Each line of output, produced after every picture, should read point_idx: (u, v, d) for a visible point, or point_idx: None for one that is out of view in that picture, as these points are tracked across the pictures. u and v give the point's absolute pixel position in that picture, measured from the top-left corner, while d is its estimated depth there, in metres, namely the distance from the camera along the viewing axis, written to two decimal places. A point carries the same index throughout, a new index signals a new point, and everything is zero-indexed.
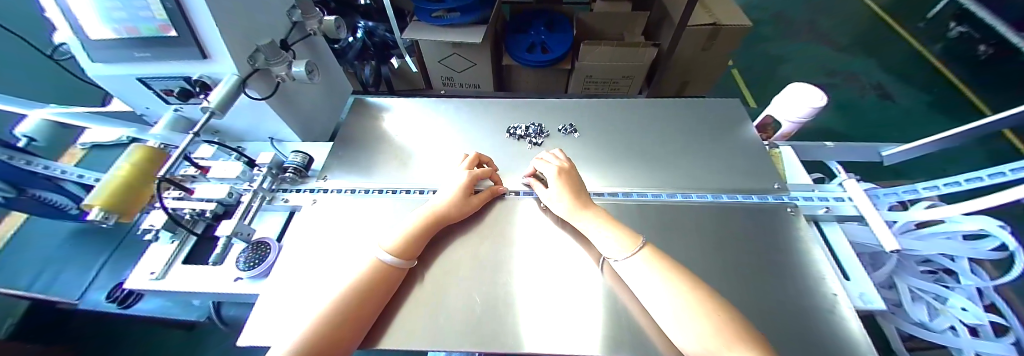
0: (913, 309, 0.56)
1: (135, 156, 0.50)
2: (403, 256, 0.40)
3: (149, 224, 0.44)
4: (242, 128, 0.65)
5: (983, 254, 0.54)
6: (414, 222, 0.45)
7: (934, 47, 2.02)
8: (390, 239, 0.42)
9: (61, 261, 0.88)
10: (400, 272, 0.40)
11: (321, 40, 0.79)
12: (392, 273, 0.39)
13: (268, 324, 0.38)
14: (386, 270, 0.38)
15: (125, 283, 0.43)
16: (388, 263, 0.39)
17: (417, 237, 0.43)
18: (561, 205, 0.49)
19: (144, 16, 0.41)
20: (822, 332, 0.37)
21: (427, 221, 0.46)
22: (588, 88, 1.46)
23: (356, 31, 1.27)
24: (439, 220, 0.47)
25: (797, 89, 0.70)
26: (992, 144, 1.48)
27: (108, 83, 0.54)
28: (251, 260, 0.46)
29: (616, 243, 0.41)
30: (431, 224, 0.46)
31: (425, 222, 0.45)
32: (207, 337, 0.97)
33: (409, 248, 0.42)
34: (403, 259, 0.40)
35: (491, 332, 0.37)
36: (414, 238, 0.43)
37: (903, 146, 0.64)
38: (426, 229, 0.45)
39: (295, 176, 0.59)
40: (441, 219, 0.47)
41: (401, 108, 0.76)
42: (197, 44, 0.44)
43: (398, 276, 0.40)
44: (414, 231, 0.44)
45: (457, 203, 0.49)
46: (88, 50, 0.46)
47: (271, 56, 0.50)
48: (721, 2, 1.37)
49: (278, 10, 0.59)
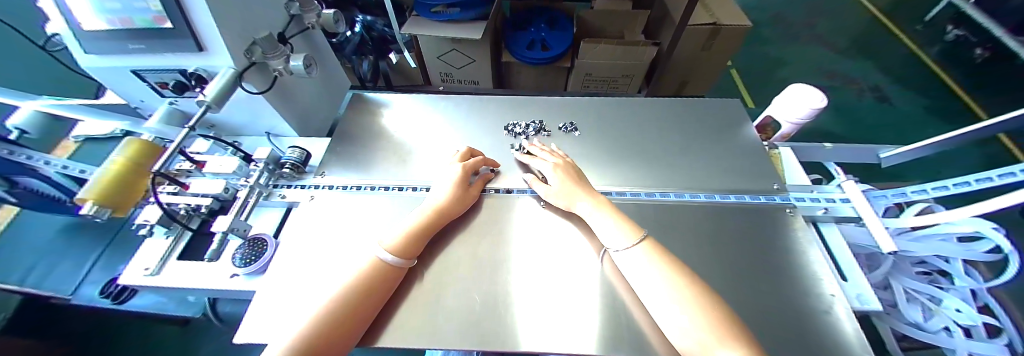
0: (908, 310, 0.56)
1: (129, 151, 0.49)
2: (404, 256, 0.40)
3: (144, 219, 0.44)
4: (239, 123, 0.65)
5: (978, 256, 0.55)
6: (415, 220, 0.45)
7: (931, 50, 2.03)
8: (390, 237, 0.41)
9: (51, 258, 0.87)
10: (399, 272, 0.39)
11: (320, 35, 0.78)
12: (392, 272, 0.39)
13: (265, 321, 0.38)
14: (384, 268, 0.38)
15: (120, 278, 0.42)
16: (387, 261, 0.38)
17: (416, 234, 0.43)
18: (564, 193, 0.49)
19: (138, 7, 0.40)
20: (819, 333, 0.37)
21: (427, 217, 0.46)
22: (588, 86, 1.46)
23: (356, 25, 1.23)
24: (442, 218, 0.47)
25: (796, 90, 0.70)
26: (987, 147, 1.49)
27: (102, 75, 0.53)
28: (248, 256, 0.45)
29: (620, 233, 0.42)
30: (436, 220, 0.46)
31: (426, 218, 0.45)
32: (203, 333, 0.96)
33: (412, 249, 0.41)
34: (403, 258, 0.40)
35: (490, 330, 0.37)
36: (415, 236, 0.43)
37: (901, 149, 0.64)
38: (429, 229, 0.45)
39: (292, 172, 0.58)
40: (440, 215, 0.47)
41: (400, 105, 0.75)
42: (194, 37, 0.43)
43: (397, 275, 0.39)
44: (417, 229, 0.44)
45: (455, 198, 0.50)
46: (82, 42, 0.45)
47: (268, 49, 0.50)
48: (722, 3, 1.36)
49: (275, 3, 0.58)
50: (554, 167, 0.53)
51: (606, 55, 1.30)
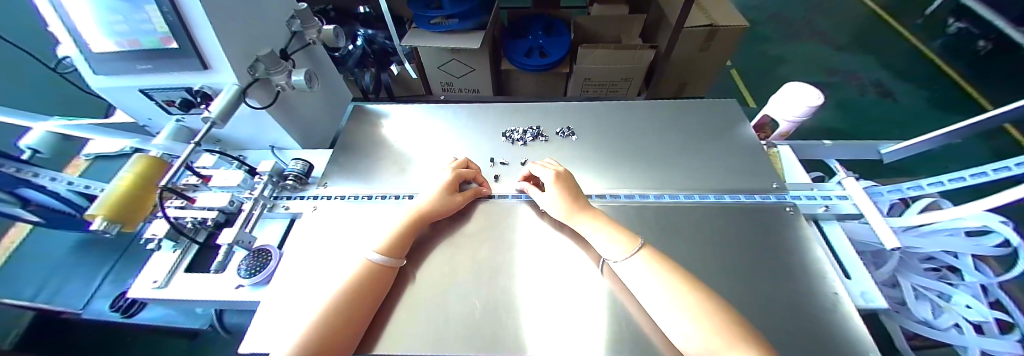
0: (917, 307, 0.55)
1: (137, 167, 0.50)
2: (393, 255, 0.41)
3: (152, 233, 0.45)
4: (244, 137, 0.66)
5: (987, 250, 0.53)
6: (399, 219, 0.46)
7: (932, 44, 2.02)
8: (377, 241, 0.42)
9: (63, 273, 0.89)
10: (389, 270, 0.41)
11: (321, 50, 0.80)
12: (381, 271, 0.39)
13: (269, 331, 0.38)
14: (374, 268, 0.39)
15: (129, 292, 0.43)
16: (376, 261, 0.39)
17: (400, 234, 0.44)
18: (558, 206, 0.49)
19: (146, 29, 0.41)
20: (827, 332, 0.37)
21: (412, 218, 0.47)
22: (586, 90, 1.47)
23: (357, 39, 1.26)
24: (424, 217, 0.48)
25: (793, 88, 0.70)
26: (994, 139, 1.47)
27: (111, 95, 0.55)
28: (252, 267, 0.46)
29: (615, 246, 0.41)
30: (415, 223, 0.47)
31: (410, 219, 0.46)
32: (209, 346, 0.97)
33: (398, 248, 0.43)
34: (392, 257, 0.41)
35: (491, 334, 0.38)
36: (399, 236, 0.44)
37: (902, 144, 0.64)
38: (414, 226, 0.46)
39: (295, 184, 0.60)
40: (423, 215, 0.48)
41: (400, 115, 0.76)
42: (199, 56, 0.44)
43: (388, 274, 0.40)
44: (401, 229, 0.45)
45: (440, 200, 0.50)
46: (92, 63, 0.47)
47: (270, 65, 0.51)
48: (718, 4, 1.37)
49: (277, 19, 0.60)
50: (553, 178, 0.52)
51: (604, 59, 1.31)
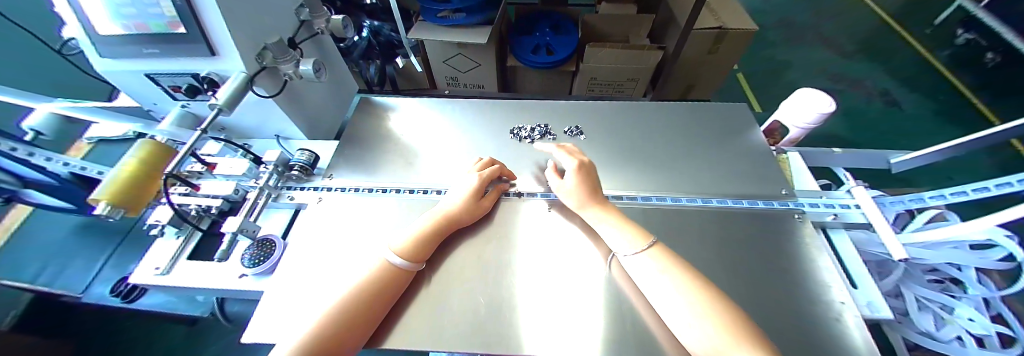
0: (920, 318, 0.55)
1: (142, 151, 0.49)
2: (412, 259, 0.40)
3: (155, 219, 0.44)
4: (250, 125, 0.66)
5: (991, 264, 0.53)
6: (425, 223, 0.45)
7: (940, 53, 2.01)
8: (398, 240, 0.42)
9: (65, 255, 0.89)
10: (407, 274, 0.40)
11: (328, 38, 0.78)
12: (398, 274, 0.39)
13: (273, 322, 0.38)
14: (392, 270, 0.38)
15: (130, 278, 0.43)
16: (397, 264, 0.39)
17: (427, 237, 0.43)
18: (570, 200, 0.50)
19: (153, 12, 0.41)
20: (833, 341, 0.36)
21: (438, 223, 0.46)
22: (592, 90, 1.46)
23: (362, 30, 1.23)
24: (450, 223, 0.47)
25: (804, 94, 0.69)
26: (1000, 153, 1.47)
27: (116, 79, 0.54)
28: (257, 257, 0.46)
29: (624, 240, 0.42)
30: (442, 227, 0.46)
31: (437, 223, 0.46)
32: (209, 332, 0.98)
33: (420, 252, 0.42)
34: (411, 261, 0.40)
35: (497, 335, 0.37)
36: (423, 240, 0.43)
37: (911, 154, 0.63)
38: (438, 232, 0.45)
39: (301, 174, 0.59)
40: (450, 222, 0.47)
41: (408, 109, 0.76)
42: (206, 41, 0.44)
43: (405, 278, 0.40)
44: (426, 232, 0.44)
45: (467, 208, 0.49)
46: (97, 45, 0.46)
47: (279, 54, 0.52)
48: (728, 6, 1.36)
49: (288, 8, 0.60)
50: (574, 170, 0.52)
51: (611, 59, 1.30)
